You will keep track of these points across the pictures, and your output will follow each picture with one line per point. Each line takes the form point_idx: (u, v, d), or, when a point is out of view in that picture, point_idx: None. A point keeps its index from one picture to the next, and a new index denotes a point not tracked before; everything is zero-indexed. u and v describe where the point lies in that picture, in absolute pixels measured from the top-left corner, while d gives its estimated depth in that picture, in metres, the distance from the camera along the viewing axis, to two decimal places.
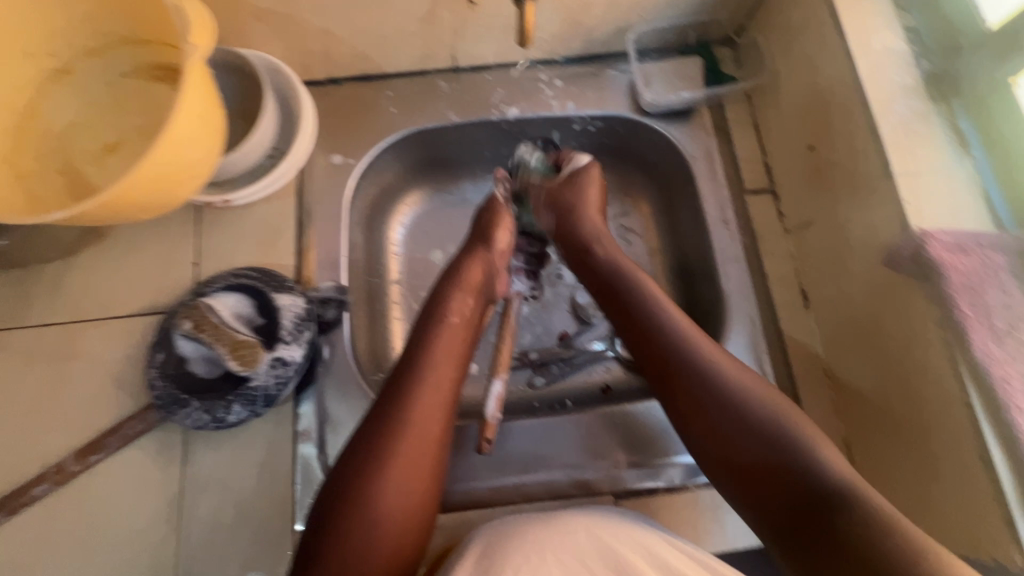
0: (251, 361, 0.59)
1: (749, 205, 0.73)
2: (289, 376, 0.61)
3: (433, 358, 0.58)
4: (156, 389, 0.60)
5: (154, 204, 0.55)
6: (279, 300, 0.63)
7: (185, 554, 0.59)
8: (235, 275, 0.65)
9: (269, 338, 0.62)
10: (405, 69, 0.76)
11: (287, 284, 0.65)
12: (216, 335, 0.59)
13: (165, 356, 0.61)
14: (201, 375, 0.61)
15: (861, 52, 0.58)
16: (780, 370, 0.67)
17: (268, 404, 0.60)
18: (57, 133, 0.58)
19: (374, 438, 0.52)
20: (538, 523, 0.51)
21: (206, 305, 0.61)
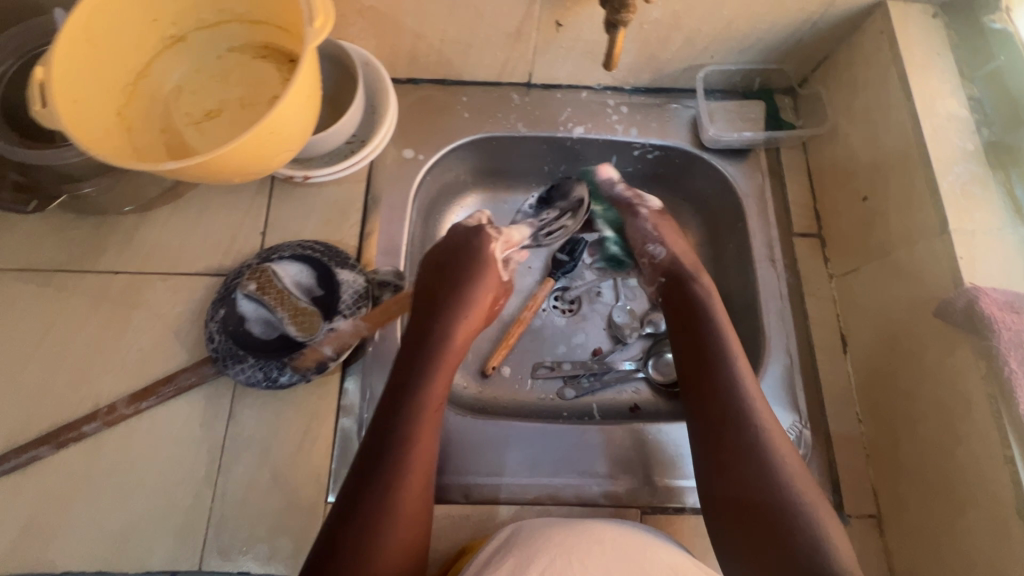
0: (308, 328, 0.63)
1: (795, 246, 0.75)
2: (343, 347, 0.64)
3: (421, 405, 0.58)
4: (214, 342, 0.63)
5: (253, 168, 0.58)
6: (341, 276, 0.67)
7: (218, 510, 0.60)
8: (301, 245, 0.68)
9: (329, 308, 0.66)
10: (482, 78, 0.80)
11: (349, 262, 0.68)
12: (278, 299, 0.63)
13: (225, 313, 0.64)
14: (258, 335, 0.63)
15: (926, 113, 0.61)
16: (814, 409, 0.68)
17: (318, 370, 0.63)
18: (164, 94, 0.63)
19: (368, 498, 0.53)
20: (567, 529, 0.53)
21: (270, 270, 0.65)
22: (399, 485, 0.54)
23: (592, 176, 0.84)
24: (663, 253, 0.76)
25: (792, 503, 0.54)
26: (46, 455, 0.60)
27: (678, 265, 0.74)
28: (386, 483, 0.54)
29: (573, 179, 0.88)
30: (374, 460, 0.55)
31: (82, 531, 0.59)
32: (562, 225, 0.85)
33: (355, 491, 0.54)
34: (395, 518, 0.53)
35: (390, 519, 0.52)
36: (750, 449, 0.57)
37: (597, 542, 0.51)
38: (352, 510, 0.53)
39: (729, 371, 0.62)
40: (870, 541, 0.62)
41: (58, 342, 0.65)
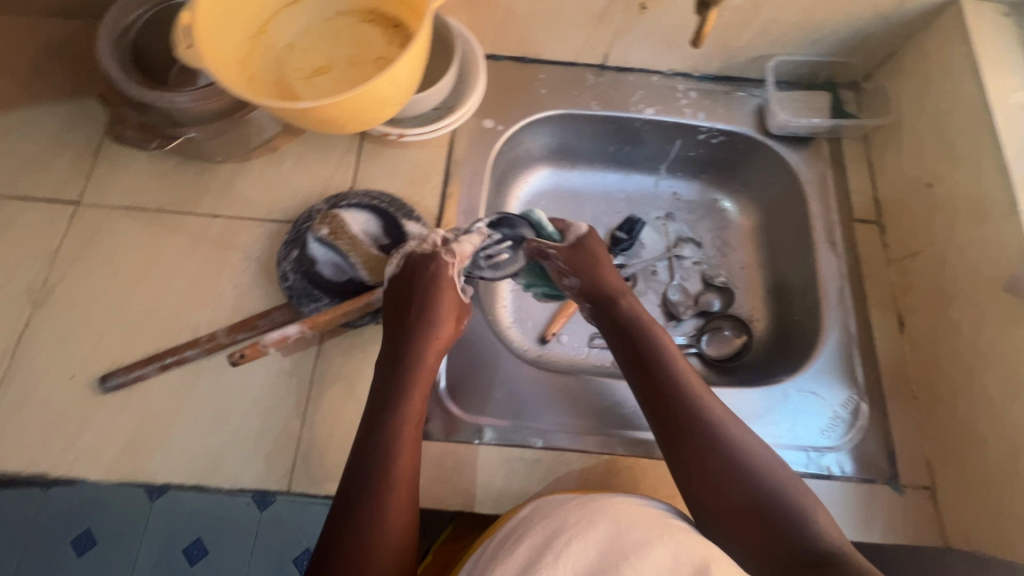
0: (379, 274, 0.69)
1: (855, 231, 0.78)
2: None
3: (399, 417, 0.58)
4: (290, 280, 0.68)
5: (366, 117, 0.63)
6: (406, 227, 0.72)
7: (307, 438, 0.64)
8: (368, 197, 0.74)
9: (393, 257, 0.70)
10: (560, 58, 0.84)
11: (413, 215, 0.73)
12: (350, 245, 0.68)
13: (298, 254, 0.69)
14: (328, 276, 0.68)
15: (998, 104, 0.64)
16: (871, 384, 0.71)
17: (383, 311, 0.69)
18: (279, 50, 0.67)
19: (359, 513, 0.52)
20: (585, 510, 0.50)
21: (338, 217, 0.69)
22: (385, 495, 0.53)
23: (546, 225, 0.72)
24: (580, 282, 0.71)
25: (789, 513, 0.52)
26: (152, 375, 0.64)
27: (605, 285, 0.70)
28: (368, 497, 0.53)
29: (634, 161, 0.92)
30: (357, 478, 0.54)
31: (181, 447, 0.63)
32: (504, 252, 0.71)
33: (343, 509, 0.53)
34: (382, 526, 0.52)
35: (379, 527, 0.51)
36: (723, 468, 0.56)
37: (609, 523, 0.48)
38: (341, 530, 0.51)
39: (693, 396, 0.60)
40: (925, 511, 0.65)
41: (162, 275, 0.70)
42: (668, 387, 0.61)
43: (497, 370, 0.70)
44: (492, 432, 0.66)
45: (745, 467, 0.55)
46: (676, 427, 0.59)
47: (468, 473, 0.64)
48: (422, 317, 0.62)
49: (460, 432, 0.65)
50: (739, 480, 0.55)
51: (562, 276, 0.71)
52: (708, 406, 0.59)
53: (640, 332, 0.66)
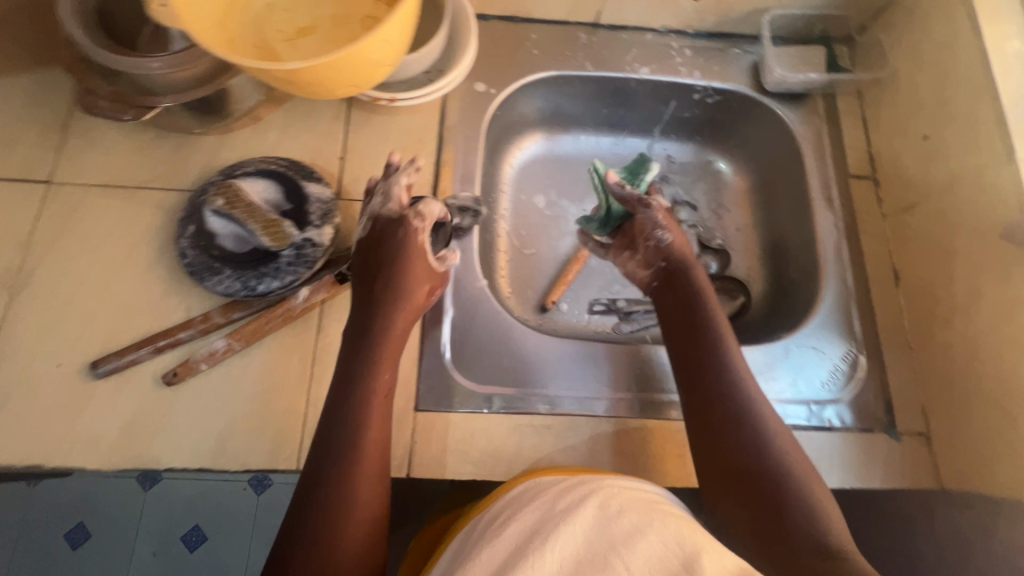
0: (281, 238, 0.63)
1: (851, 187, 0.79)
2: (315, 256, 0.64)
3: (367, 388, 0.56)
4: (188, 257, 0.64)
5: (349, 85, 0.61)
6: (308, 189, 0.67)
7: (312, 415, 0.63)
8: (265, 162, 0.69)
9: (298, 219, 0.65)
10: (551, 16, 0.81)
11: (315, 176, 0.69)
12: (248, 212, 0.64)
13: (194, 230, 0.65)
14: (230, 248, 0.64)
15: (996, 52, 0.64)
16: (868, 336, 0.72)
17: (310, 267, 0.64)
18: (257, 10, 0.63)
19: (328, 484, 0.51)
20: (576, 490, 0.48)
21: (237, 186, 0.66)
22: (356, 469, 0.52)
23: (644, 177, 0.78)
24: (671, 238, 0.74)
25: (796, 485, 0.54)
26: (147, 358, 0.62)
27: (683, 256, 0.73)
28: (344, 467, 0.52)
29: (628, 123, 0.91)
30: (334, 445, 0.53)
31: (183, 431, 0.61)
32: (428, 240, 0.69)
33: (315, 477, 0.52)
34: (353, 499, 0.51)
35: (355, 488, 0.51)
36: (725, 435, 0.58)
37: (600, 509, 0.45)
38: (312, 500, 0.51)
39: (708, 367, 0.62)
40: (920, 456, 0.67)
41: (148, 255, 0.67)
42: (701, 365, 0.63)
43: (501, 338, 0.69)
44: (501, 402, 0.65)
45: (751, 443, 0.57)
46: (694, 396, 0.61)
47: (478, 442, 0.63)
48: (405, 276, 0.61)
49: (468, 403, 0.65)
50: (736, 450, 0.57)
51: (657, 228, 0.74)
52: (735, 377, 0.61)
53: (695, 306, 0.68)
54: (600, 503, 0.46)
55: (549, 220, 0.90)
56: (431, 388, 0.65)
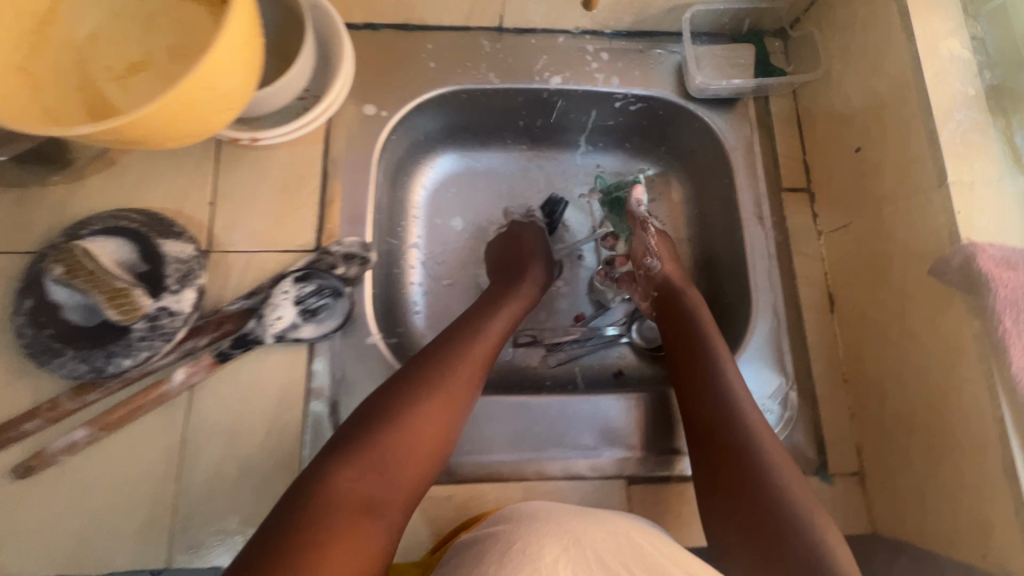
0: (131, 311, 0.55)
1: (784, 202, 0.72)
2: (176, 327, 0.57)
3: (432, 405, 0.55)
4: (26, 337, 0.56)
5: (191, 131, 0.51)
6: (165, 247, 0.59)
7: (184, 505, 0.56)
8: (115, 216, 0.61)
9: (154, 285, 0.58)
10: (448, 23, 0.72)
11: (174, 230, 0.61)
12: (90, 282, 0.55)
13: (32, 303, 0.56)
14: (76, 323, 0.56)
15: (928, 56, 0.57)
16: (800, 369, 0.67)
17: (168, 340, 0.56)
18: (77, 46, 0.54)
19: (332, 491, 0.47)
20: (560, 532, 0.49)
21: (83, 249, 0.57)
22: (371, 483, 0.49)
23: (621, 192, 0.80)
24: (661, 266, 0.73)
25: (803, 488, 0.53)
26: None
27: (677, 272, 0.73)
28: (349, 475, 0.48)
29: (550, 134, 0.83)
30: (341, 449, 0.50)
31: (35, 535, 0.54)
32: (323, 301, 0.61)
33: (313, 479, 0.48)
34: (350, 512, 0.47)
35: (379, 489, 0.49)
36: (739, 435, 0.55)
37: (614, 543, 0.49)
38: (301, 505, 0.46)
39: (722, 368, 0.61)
40: (854, 498, 0.62)
41: None
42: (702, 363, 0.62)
43: None
44: None
45: (754, 444, 0.54)
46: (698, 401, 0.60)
47: None
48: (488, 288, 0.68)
49: None
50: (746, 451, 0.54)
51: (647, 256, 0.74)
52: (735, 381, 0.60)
53: (693, 311, 0.68)
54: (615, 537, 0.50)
55: (469, 244, 0.83)
56: None
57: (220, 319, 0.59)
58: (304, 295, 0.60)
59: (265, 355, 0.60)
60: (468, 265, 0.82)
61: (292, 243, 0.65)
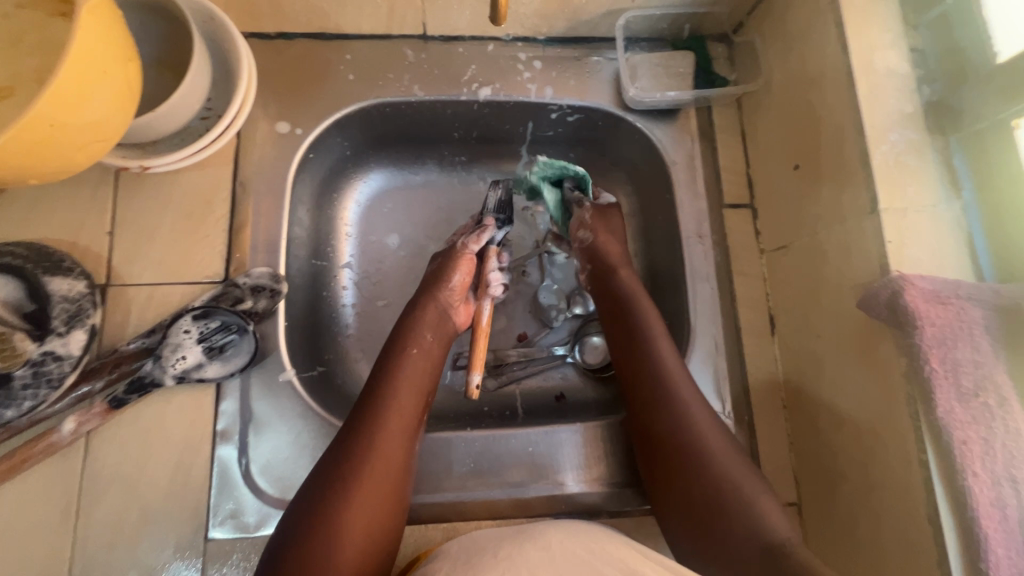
0: (12, 357, 0.52)
1: (726, 219, 0.69)
2: (63, 373, 0.53)
3: (378, 440, 0.54)
4: None
5: (55, 160, 0.46)
6: (51, 285, 0.55)
7: (81, 559, 0.53)
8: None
9: (39, 327, 0.54)
10: (367, 31, 0.68)
11: (63, 266, 0.56)
12: None
13: None
14: None
15: (863, 71, 0.53)
16: (738, 396, 0.64)
17: (55, 388, 0.52)
18: None
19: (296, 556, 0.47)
20: (500, 559, 0.48)
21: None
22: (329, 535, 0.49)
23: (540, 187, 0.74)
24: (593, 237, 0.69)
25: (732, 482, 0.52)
26: None
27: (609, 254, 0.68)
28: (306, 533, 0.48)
29: (488, 144, 0.78)
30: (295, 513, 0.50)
31: None
32: (227, 338, 0.57)
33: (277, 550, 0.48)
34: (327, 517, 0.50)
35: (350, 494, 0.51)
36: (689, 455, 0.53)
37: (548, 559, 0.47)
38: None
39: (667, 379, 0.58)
40: None
41: None
42: (648, 374, 0.59)
43: (309, 442, 0.58)
44: None
45: (710, 463, 0.53)
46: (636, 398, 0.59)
47: None
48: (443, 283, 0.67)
49: (267, 525, 0.56)
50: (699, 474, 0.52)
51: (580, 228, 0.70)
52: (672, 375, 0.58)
53: (630, 310, 0.64)
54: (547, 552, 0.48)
55: (405, 263, 0.79)
56: (225, 511, 0.55)
57: (116, 360, 0.56)
58: (204, 330, 0.57)
59: (168, 397, 0.57)
60: (403, 286, 0.78)
61: (198, 275, 0.61)
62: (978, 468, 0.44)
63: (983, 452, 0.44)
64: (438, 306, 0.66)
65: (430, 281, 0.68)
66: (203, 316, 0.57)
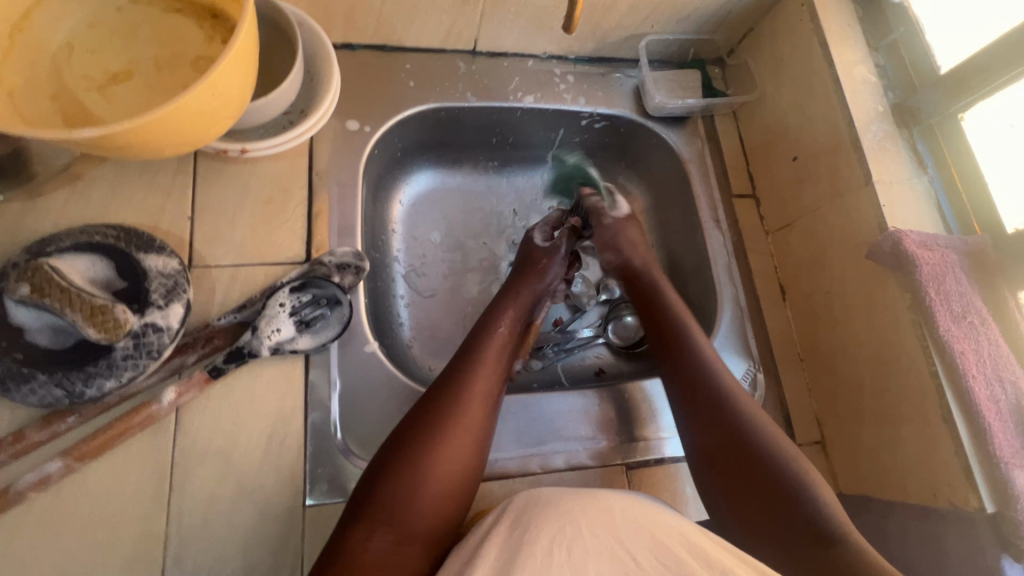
0: (114, 329, 0.51)
1: (735, 206, 0.81)
2: (163, 344, 0.54)
3: (465, 402, 0.59)
4: None
5: (190, 141, 0.50)
6: (147, 261, 0.56)
7: (176, 533, 0.52)
8: (86, 232, 0.57)
9: (137, 301, 0.54)
10: (425, 45, 0.76)
11: (155, 244, 0.58)
12: (64, 300, 0.49)
13: None
14: (46, 346, 0.52)
15: (845, 80, 0.68)
16: (764, 353, 0.74)
17: (155, 359, 0.53)
18: (53, 53, 0.52)
19: (380, 498, 0.52)
20: (563, 514, 0.51)
21: (49, 266, 0.51)
22: (416, 480, 0.53)
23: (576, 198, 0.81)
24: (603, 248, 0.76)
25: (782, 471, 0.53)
26: None
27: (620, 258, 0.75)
28: (395, 474, 0.53)
29: (521, 150, 0.88)
30: (387, 457, 0.55)
31: None
32: (319, 313, 0.60)
33: (368, 485, 0.54)
34: (415, 470, 0.54)
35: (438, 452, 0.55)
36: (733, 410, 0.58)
37: (609, 526, 0.50)
38: (362, 511, 0.52)
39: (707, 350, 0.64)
40: (819, 464, 0.70)
41: None
42: (679, 346, 0.64)
43: (399, 408, 0.62)
44: None
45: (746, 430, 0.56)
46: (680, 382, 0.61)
47: None
48: (534, 283, 0.75)
49: None
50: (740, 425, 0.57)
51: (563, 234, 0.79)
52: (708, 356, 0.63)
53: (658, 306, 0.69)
54: (610, 516, 0.51)
55: (449, 257, 0.85)
56: (322, 477, 0.57)
57: (209, 334, 0.57)
58: (297, 305, 0.59)
59: (259, 369, 0.58)
60: (447, 278, 0.84)
61: (280, 256, 0.64)
62: (975, 372, 0.56)
63: (976, 359, 0.56)
64: (530, 298, 0.73)
65: (521, 273, 0.75)
66: (301, 288, 0.60)
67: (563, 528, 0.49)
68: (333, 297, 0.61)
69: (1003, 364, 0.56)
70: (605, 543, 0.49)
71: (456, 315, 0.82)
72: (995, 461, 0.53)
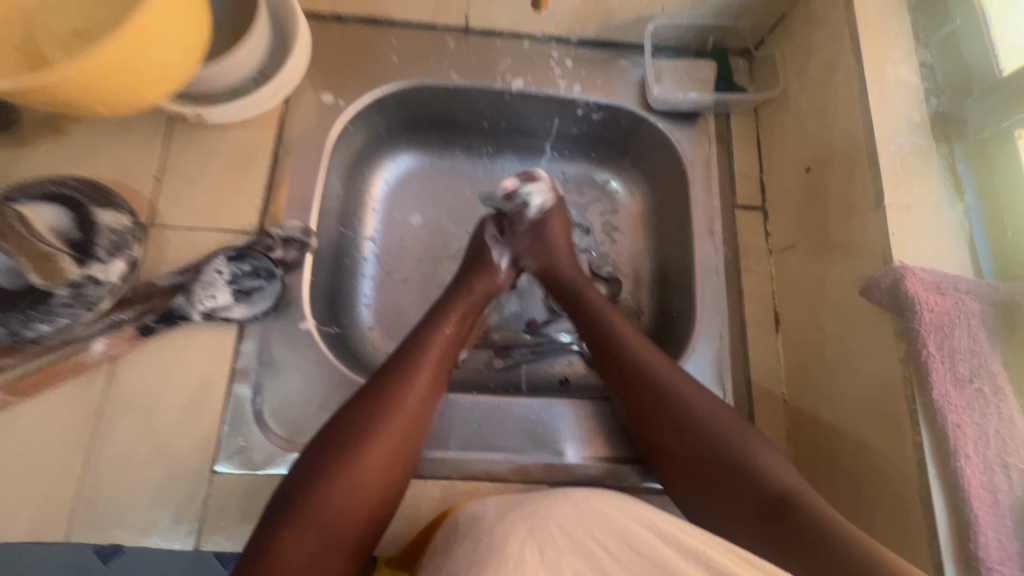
0: (56, 276, 0.54)
1: (738, 218, 0.71)
2: (100, 298, 0.56)
3: (398, 402, 0.56)
4: None
5: (112, 101, 0.50)
6: (99, 216, 0.58)
7: (91, 477, 0.55)
8: (53, 181, 0.60)
9: (82, 252, 0.56)
10: (414, 19, 0.73)
11: (112, 200, 0.60)
12: (19, 245, 0.53)
13: None
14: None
15: (874, 79, 0.57)
16: (739, 388, 0.65)
17: (90, 310, 0.55)
18: (26, 9, 0.53)
19: (301, 498, 0.49)
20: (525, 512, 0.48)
21: (16, 213, 0.55)
22: (346, 482, 0.51)
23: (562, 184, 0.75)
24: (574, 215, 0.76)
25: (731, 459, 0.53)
26: None
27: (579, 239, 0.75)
28: (325, 475, 0.51)
29: (516, 137, 0.82)
30: (313, 457, 0.52)
31: None
32: (256, 284, 0.60)
33: (294, 483, 0.51)
34: (341, 472, 0.51)
35: (364, 454, 0.52)
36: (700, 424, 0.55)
37: (576, 519, 0.47)
38: (288, 511, 0.49)
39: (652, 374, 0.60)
40: None
41: None
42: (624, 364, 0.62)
43: (324, 389, 0.61)
44: None
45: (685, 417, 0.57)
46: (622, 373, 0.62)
47: None
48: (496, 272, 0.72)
49: (274, 464, 0.57)
50: (691, 438, 0.55)
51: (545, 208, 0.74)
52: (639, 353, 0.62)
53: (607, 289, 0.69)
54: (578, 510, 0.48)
55: (427, 242, 0.81)
56: (234, 447, 0.57)
57: (150, 292, 0.59)
58: (231, 276, 0.60)
59: (193, 332, 0.60)
60: (421, 264, 0.80)
61: (233, 224, 0.64)
62: (970, 451, 0.45)
63: (975, 436, 0.45)
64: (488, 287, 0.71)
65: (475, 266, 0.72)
66: (238, 258, 0.60)
67: (522, 523, 0.46)
68: (267, 270, 0.61)
69: (1013, 447, 0.45)
70: (572, 540, 0.45)
71: (424, 302, 0.79)
72: (976, 564, 0.43)
